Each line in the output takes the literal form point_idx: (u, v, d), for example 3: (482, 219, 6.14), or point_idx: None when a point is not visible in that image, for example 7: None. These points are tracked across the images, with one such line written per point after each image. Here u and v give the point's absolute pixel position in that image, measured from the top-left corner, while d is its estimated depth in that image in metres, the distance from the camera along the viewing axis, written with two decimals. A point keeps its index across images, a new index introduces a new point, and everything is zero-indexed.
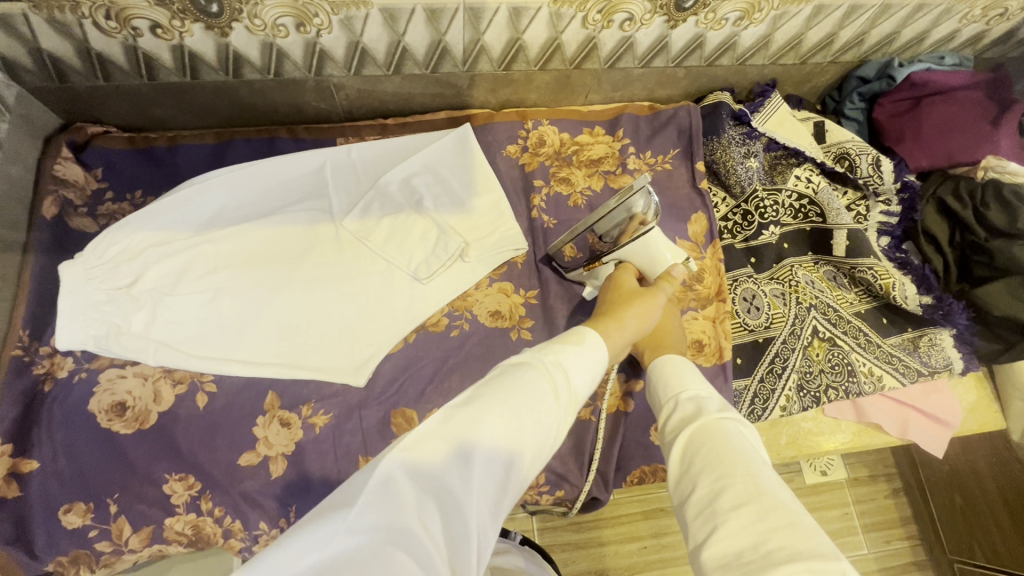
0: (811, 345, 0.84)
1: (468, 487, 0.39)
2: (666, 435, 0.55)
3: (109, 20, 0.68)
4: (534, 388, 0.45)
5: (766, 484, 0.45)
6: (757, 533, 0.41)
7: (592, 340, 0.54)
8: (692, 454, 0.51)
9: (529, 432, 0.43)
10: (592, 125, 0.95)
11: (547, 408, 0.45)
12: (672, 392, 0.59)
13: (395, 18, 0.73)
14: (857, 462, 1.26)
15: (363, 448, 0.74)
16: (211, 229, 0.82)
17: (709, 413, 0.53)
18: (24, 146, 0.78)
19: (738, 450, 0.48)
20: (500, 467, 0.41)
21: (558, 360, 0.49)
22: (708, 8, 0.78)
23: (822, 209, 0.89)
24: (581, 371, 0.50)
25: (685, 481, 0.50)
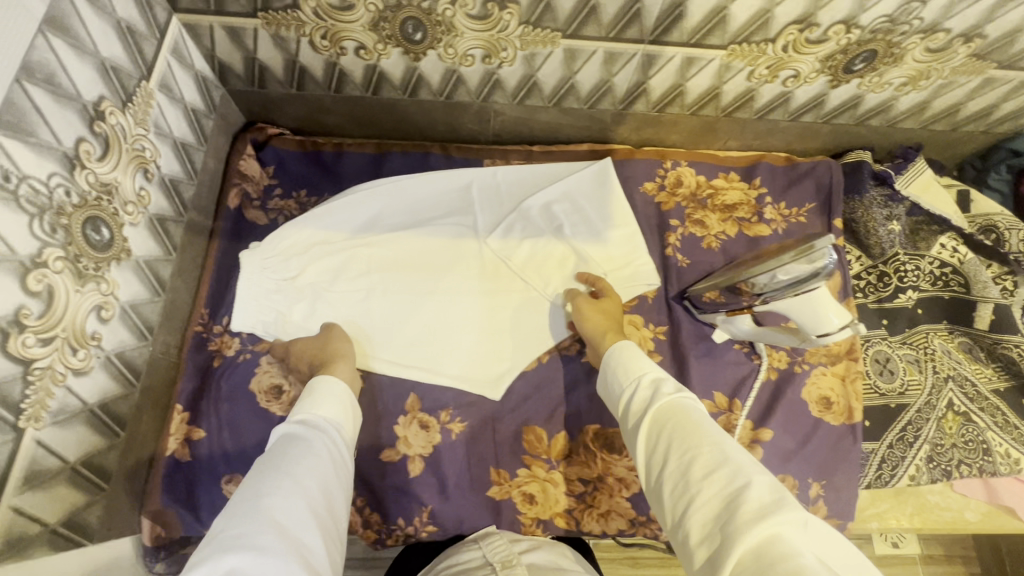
0: (945, 418, 0.82)
1: (274, 529, 0.43)
2: (631, 420, 0.59)
3: (323, 39, 0.75)
4: (292, 446, 0.53)
5: (728, 449, 0.50)
6: (729, 497, 0.46)
7: (328, 384, 0.63)
8: (659, 432, 0.54)
9: (307, 470, 0.50)
10: (728, 171, 0.96)
11: (317, 450, 0.54)
12: (632, 378, 0.61)
13: (575, 58, 0.78)
14: (933, 540, 1.20)
15: (495, 461, 0.78)
16: (366, 235, 0.87)
17: (665, 394, 0.57)
18: (219, 142, 0.86)
19: (698, 423, 0.53)
20: (294, 504, 0.47)
21: (309, 414, 0.58)
22: (876, 72, 0.80)
23: (966, 279, 0.87)
24: (332, 410, 0.60)
25: (654, 459, 0.54)
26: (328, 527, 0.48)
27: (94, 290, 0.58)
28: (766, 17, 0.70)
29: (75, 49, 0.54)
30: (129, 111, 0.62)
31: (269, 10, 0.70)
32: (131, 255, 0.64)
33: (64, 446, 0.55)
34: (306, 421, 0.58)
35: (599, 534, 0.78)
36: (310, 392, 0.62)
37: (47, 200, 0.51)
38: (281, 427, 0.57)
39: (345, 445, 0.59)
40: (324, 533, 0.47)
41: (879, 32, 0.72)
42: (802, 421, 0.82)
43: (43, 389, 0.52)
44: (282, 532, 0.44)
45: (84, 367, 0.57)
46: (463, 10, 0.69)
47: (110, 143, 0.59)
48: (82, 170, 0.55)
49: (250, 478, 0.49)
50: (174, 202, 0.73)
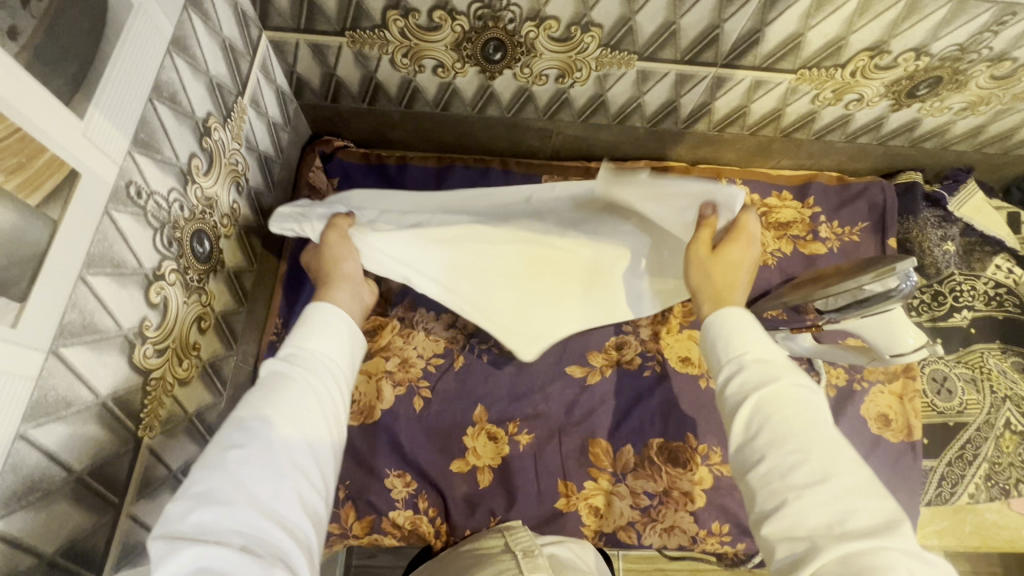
0: (1003, 437, 0.83)
1: (240, 488, 0.41)
2: (725, 398, 0.50)
3: (404, 58, 0.77)
4: (275, 386, 0.48)
5: (842, 461, 0.42)
6: (835, 515, 0.39)
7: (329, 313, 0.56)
8: (761, 421, 0.46)
9: (285, 418, 0.46)
10: (781, 189, 0.98)
11: (299, 388, 0.48)
12: (733, 353, 0.51)
13: (646, 79, 0.80)
14: (963, 556, 1.21)
15: (562, 473, 0.79)
16: (453, 207, 0.84)
17: (778, 380, 0.47)
18: (290, 153, 0.87)
19: (811, 424, 0.44)
20: (268, 461, 0.43)
21: (297, 345, 0.52)
22: (937, 97, 0.82)
23: (1020, 300, 0.90)
24: (328, 342, 0.54)
25: (748, 449, 0.46)
26: (309, 480, 0.45)
27: (196, 301, 0.59)
28: (840, 44, 0.72)
29: (191, 67, 0.56)
30: (228, 126, 0.64)
31: (358, 29, 0.72)
32: (224, 265, 0.65)
33: (169, 455, 0.56)
34: (294, 355, 0.51)
35: (659, 547, 0.78)
36: (310, 317, 0.56)
37: (167, 214, 0.53)
38: (273, 361, 0.51)
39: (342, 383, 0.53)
40: (303, 487, 0.44)
41: (947, 59, 0.74)
42: (863, 438, 0.83)
43: (157, 399, 0.53)
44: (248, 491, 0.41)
45: (187, 376, 0.58)
46: (546, 32, 0.71)
47: (213, 158, 0.61)
48: (192, 185, 0.57)
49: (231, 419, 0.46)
50: (256, 215, 0.75)
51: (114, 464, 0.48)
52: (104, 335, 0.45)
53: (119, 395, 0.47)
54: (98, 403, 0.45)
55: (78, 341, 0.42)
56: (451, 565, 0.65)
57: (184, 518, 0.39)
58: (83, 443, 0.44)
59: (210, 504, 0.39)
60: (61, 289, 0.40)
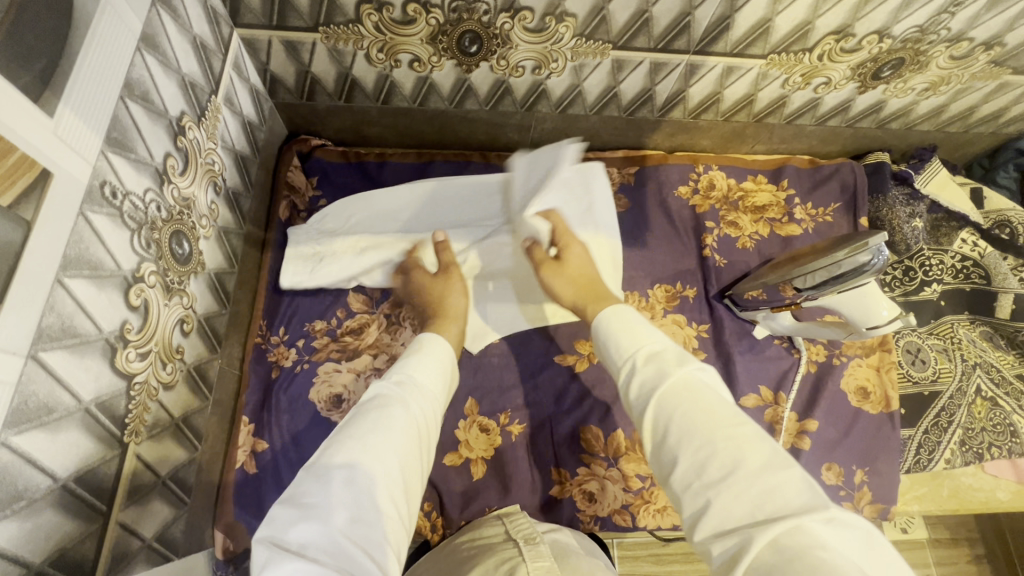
0: (974, 403, 0.87)
1: (341, 504, 0.41)
2: (632, 406, 0.50)
3: (380, 53, 0.76)
4: (380, 410, 0.50)
5: (747, 442, 0.42)
6: (751, 501, 0.39)
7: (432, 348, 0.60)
8: (668, 423, 0.46)
9: (388, 439, 0.47)
10: (756, 173, 1.00)
11: (402, 415, 0.50)
12: (626, 355, 0.53)
13: (621, 68, 0.81)
14: (938, 523, 1.26)
15: (555, 460, 0.80)
16: (416, 225, 0.87)
17: (670, 372, 0.48)
18: (268, 154, 0.86)
19: (710, 408, 0.45)
20: (371, 480, 0.43)
21: (404, 376, 0.55)
22: (901, 79, 0.85)
23: (986, 272, 0.93)
24: (424, 377, 0.56)
25: (665, 453, 0.45)
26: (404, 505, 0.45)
27: (177, 304, 0.58)
28: (807, 29, 0.74)
29: (162, 64, 0.55)
30: (202, 126, 0.63)
31: (331, 25, 0.71)
32: (205, 267, 0.64)
33: (157, 460, 0.55)
34: (398, 386, 0.54)
35: (652, 529, 0.79)
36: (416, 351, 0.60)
37: (144, 215, 0.52)
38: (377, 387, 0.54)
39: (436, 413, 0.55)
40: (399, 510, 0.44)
41: (909, 41, 0.77)
42: (843, 411, 0.86)
43: (141, 403, 0.52)
44: (347, 507, 0.41)
45: (172, 380, 0.57)
46: (521, 23, 0.72)
47: (189, 158, 0.60)
48: (168, 185, 0.56)
49: (337, 437, 0.48)
50: (236, 215, 0.73)
51: (100, 472, 0.47)
52: (84, 338, 0.44)
53: (101, 400, 0.46)
54: (81, 409, 0.44)
55: (57, 346, 0.41)
56: (451, 556, 0.65)
57: (290, 528, 0.40)
58: (67, 450, 0.43)
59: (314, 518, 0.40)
60: (38, 292, 0.39)
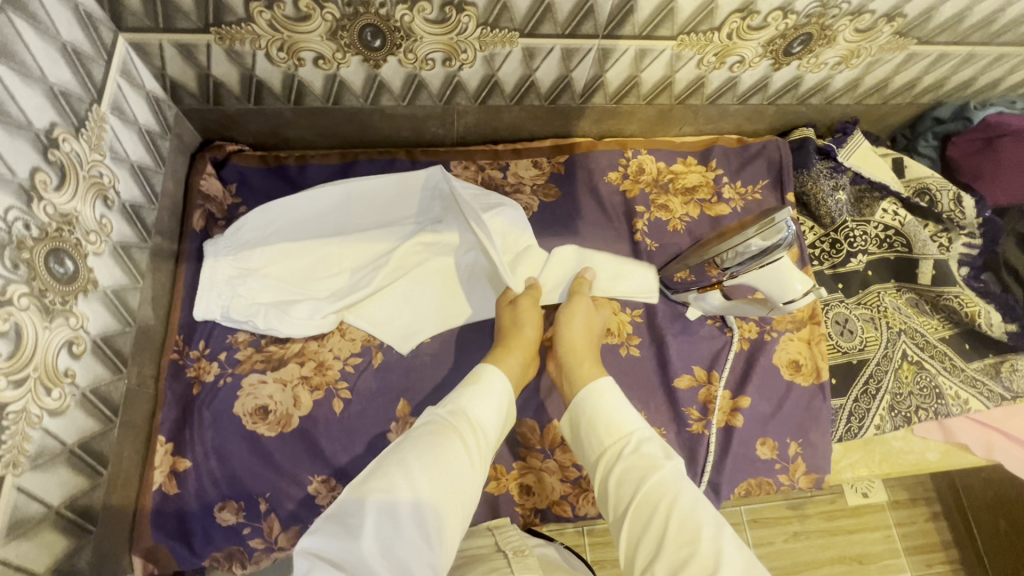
0: (901, 368, 0.89)
1: (377, 530, 0.45)
2: (613, 498, 0.56)
3: (281, 52, 0.74)
4: (430, 439, 0.54)
5: (726, 548, 0.47)
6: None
7: (489, 380, 0.62)
8: (651, 522, 0.51)
9: (430, 467, 0.51)
10: (685, 155, 1.00)
11: (455, 447, 0.54)
12: (615, 438, 0.60)
13: (533, 56, 0.79)
14: (897, 485, 1.29)
15: (491, 456, 0.79)
16: (339, 230, 0.85)
17: (656, 466, 0.55)
18: (177, 163, 0.83)
19: (690, 511, 0.51)
20: (412, 505, 0.48)
21: (461, 407, 0.59)
22: (813, 53, 0.85)
23: (908, 240, 0.95)
24: (478, 408, 0.59)
25: (643, 546, 0.51)
26: (447, 534, 0.49)
27: (62, 325, 0.55)
28: (710, 9, 0.74)
29: (19, 74, 0.52)
30: (83, 137, 0.60)
31: (222, 24, 0.69)
32: (97, 285, 0.61)
33: (45, 491, 0.53)
34: (455, 414, 0.58)
35: (595, 516, 0.79)
36: (473, 380, 0.63)
37: (6, 235, 0.49)
38: (431, 413, 0.59)
39: (486, 446, 0.58)
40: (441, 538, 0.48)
41: (812, 16, 0.78)
42: (776, 386, 0.87)
43: (18, 432, 0.49)
44: (382, 533, 0.45)
45: (59, 406, 0.55)
46: (421, 14, 0.70)
47: (67, 172, 0.57)
48: (39, 202, 0.53)
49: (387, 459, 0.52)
50: (136, 229, 0.70)
51: None
52: None
53: None
54: None
55: None
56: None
57: (334, 541, 0.44)
58: None
59: (355, 536, 0.44)
60: None
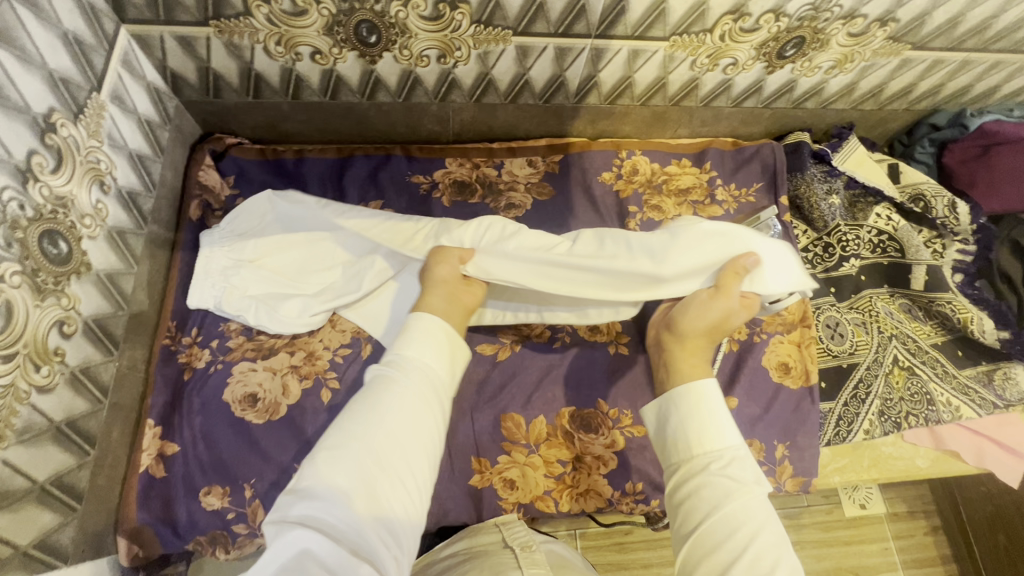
0: (892, 373, 0.88)
1: (337, 485, 0.46)
2: (679, 505, 0.54)
3: (278, 46, 0.75)
4: (372, 394, 0.53)
5: None
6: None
7: (421, 321, 0.59)
8: (722, 549, 0.49)
9: (380, 418, 0.51)
10: (680, 157, 1.01)
11: (403, 392, 0.53)
12: (706, 449, 0.55)
13: (527, 54, 0.81)
14: (895, 497, 1.27)
15: (476, 449, 0.79)
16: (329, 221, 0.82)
17: (745, 492, 0.51)
18: (176, 154, 0.84)
19: (769, 553, 0.48)
20: (367, 456, 0.48)
21: (400, 353, 0.57)
22: (806, 57, 0.86)
23: (901, 245, 0.94)
24: (422, 346, 0.58)
25: (705, 565, 0.48)
26: (412, 473, 0.50)
27: (54, 305, 0.57)
28: (702, 10, 0.75)
29: (20, 60, 0.53)
30: (82, 123, 0.62)
31: (221, 18, 0.71)
32: (91, 268, 0.63)
33: (32, 466, 0.54)
34: (399, 359, 0.56)
35: (578, 513, 0.79)
36: (408, 328, 0.59)
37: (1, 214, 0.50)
38: (374, 367, 0.57)
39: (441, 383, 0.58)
40: (403, 478, 0.49)
41: (804, 19, 0.78)
42: (764, 387, 0.86)
43: (5, 406, 0.50)
44: (343, 488, 0.46)
45: (49, 383, 0.56)
46: (415, 11, 0.71)
47: (64, 156, 0.59)
48: (35, 183, 0.55)
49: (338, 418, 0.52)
50: (133, 215, 0.72)
51: None
52: None
53: None
54: None
55: None
56: (452, 558, 0.67)
57: (292, 507, 0.45)
58: None
59: (315, 500, 0.45)
60: None
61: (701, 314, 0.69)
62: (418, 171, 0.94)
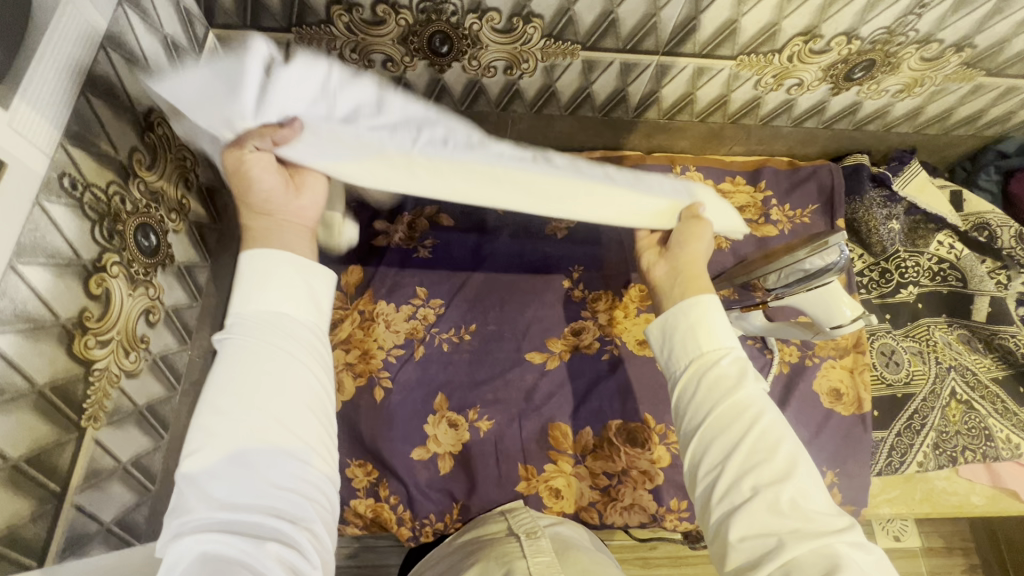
0: (948, 406, 0.86)
1: (206, 492, 0.40)
2: (688, 409, 0.55)
3: (353, 53, 0.78)
4: (215, 377, 0.44)
5: (801, 466, 0.49)
6: (789, 518, 0.46)
7: (262, 268, 0.47)
8: (728, 432, 0.51)
9: (232, 396, 0.42)
10: (734, 175, 1.00)
11: (264, 362, 0.44)
12: (705, 352, 0.55)
13: (592, 68, 0.81)
14: (933, 532, 1.24)
15: (523, 457, 0.80)
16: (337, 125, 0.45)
17: (749, 383, 0.53)
18: None
19: (771, 427, 0.51)
20: (230, 445, 0.41)
21: (242, 313, 0.46)
22: (874, 80, 0.85)
23: (963, 274, 0.92)
24: (275, 297, 0.47)
25: (717, 447, 0.51)
26: (291, 443, 0.43)
27: (143, 294, 0.60)
28: (774, 30, 0.75)
29: (129, 63, 0.56)
30: (174, 123, 0.65)
31: (304, 25, 0.73)
32: (173, 260, 0.66)
33: (117, 447, 0.57)
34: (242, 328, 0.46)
35: (621, 525, 0.80)
36: (242, 281, 0.48)
37: (107, 207, 0.53)
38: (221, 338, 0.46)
39: (305, 335, 0.48)
40: (284, 449, 0.43)
41: (877, 42, 0.77)
42: (815, 412, 0.85)
43: (101, 389, 0.53)
44: (214, 493, 0.40)
45: (135, 368, 0.59)
46: (489, 24, 0.73)
47: (158, 153, 0.62)
48: (134, 179, 0.58)
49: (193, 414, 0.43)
50: (209, 210, 0.75)
51: (56, 455, 0.48)
52: (39, 323, 0.45)
53: (57, 383, 0.48)
54: (35, 392, 0.46)
55: (8, 330, 0.43)
56: (458, 551, 0.67)
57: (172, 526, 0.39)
58: (19, 431, 0.44)
59: (183, 514, 0.40)
60: None
61: (698, 253, 0.59)
62: None
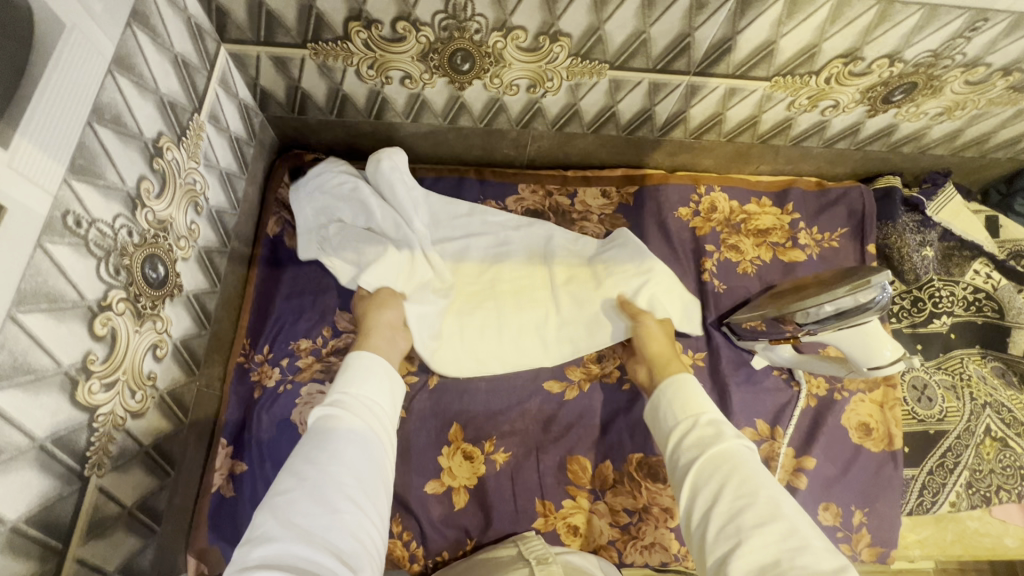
0: (983, 444, 0.82)
1: (289, 522, 0.44)
2: (677, 463, 0.58)
3: (370, 69, 0.74)
4: (316, 436, 0.52)
5: (790, 511, 0.49)
6: (781, 551, 0.45)
7: (364, 360, 0.61)
8: (713, 475, 0.53)
9: (327, 452, 0.50)
10: (760, 195, 0.96)
11: (356, 427, 0.54)
12: (688, 414, 0.60)
13: (619, 88, 0.78)
14: None
15: (541, 492, 0.77)
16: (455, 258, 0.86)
17: (727, 436, 0.56)
18: (256, 168, 0.84)
19: (754, 473, 0.52)
20: (318, 490, 0.47)
21: (344, 391, 0.57)
22: (913, 103, 0.81)
23: (1000, 305, 0.89)
24: (365, 388, 0.58)
25: (703, 494, 0.53)
26: (367, 498, 0.49)
27: (150, 329, 0.57)
28: (813, 52, 0.71)
29: (137, 86, 0.53)
30: (183, 145, 0.62)
31: (320, 41, 0.70)
32: (182, 290, 0.63)
33: (122, 491, 0.54)
34: (343, 399, 0.57)
35: (641, 565, 0.76)
36: (347, 367, 0.61)
37: (113, 242, 0.50)
38: (317, 409, 0.55)
39: (381, 417, 0.58)
40: (359, 502, 0.48)
41: (921, 65, 0.73)
42: (843, 448, 0.82)
43: (106, 434, 0.50)
44: (297, 525, 0.44)
45: (141, 408, 0.56)
46: (514, 42, 0.69)
47: (167, 179, 0.59)
48: (142, 209, 0.55)
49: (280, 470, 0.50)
50: (218, 232, 0.72)
51: (57, 509, 0.46)
52: (39, 374, 0.43)
53: (59, 435, 0.45)
54: (35, 446, 0.43)
55: (7, 384, 0.40)
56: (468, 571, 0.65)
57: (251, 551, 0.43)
58: (19, 490, 0.42)
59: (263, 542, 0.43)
60: None
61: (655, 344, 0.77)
62: (490, 196, 0.93)
